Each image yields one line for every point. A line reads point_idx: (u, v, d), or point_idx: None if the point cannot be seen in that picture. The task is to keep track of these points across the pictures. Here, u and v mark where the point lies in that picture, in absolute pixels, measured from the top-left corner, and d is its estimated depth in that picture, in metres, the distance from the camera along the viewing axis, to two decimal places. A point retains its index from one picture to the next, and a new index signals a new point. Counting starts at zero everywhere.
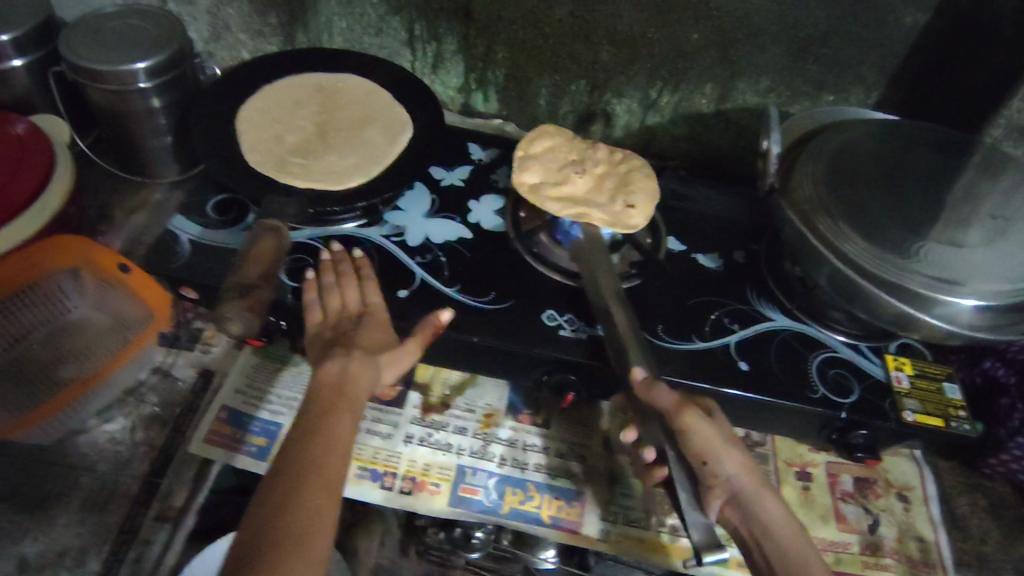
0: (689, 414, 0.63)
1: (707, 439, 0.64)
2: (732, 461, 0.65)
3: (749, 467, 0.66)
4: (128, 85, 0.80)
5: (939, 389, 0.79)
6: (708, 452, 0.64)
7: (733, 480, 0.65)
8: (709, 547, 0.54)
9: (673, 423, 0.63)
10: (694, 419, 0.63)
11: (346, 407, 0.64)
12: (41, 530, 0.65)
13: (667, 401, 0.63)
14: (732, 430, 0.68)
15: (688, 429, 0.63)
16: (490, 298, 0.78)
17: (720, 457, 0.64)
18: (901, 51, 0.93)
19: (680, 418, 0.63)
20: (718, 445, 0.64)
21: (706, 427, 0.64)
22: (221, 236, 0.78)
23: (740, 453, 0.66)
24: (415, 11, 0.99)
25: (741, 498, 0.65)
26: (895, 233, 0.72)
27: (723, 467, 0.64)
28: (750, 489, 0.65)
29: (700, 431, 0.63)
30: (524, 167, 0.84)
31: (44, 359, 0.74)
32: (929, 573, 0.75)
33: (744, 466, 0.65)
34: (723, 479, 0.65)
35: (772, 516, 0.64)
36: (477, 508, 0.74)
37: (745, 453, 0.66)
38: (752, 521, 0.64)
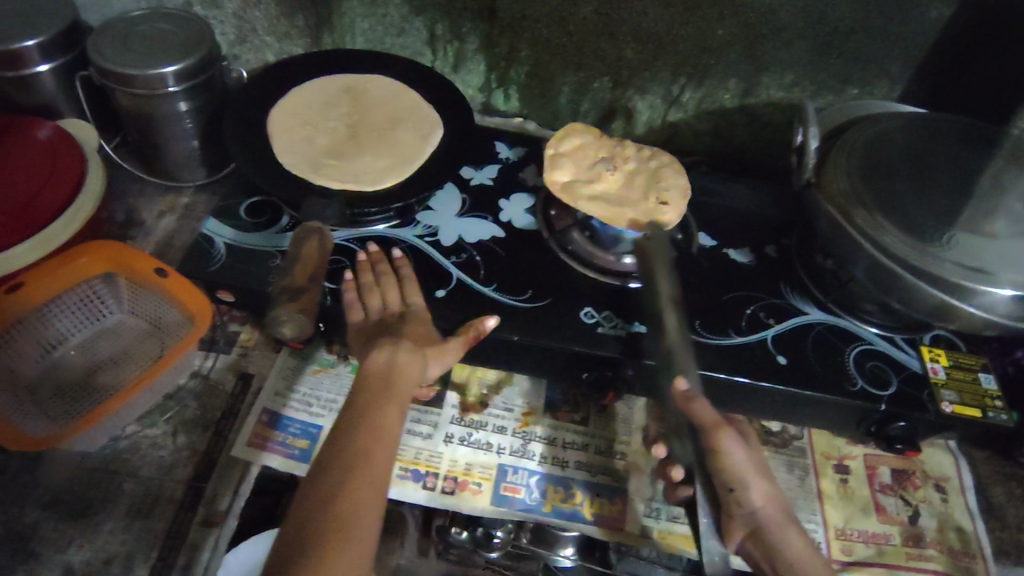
0: (726, 435, 0.65)
1: (738, 465, 0.66)
2: (758, 490, 0.67)
3: (774, 499, 0.68)
4: (158, 89, 0.80)
5: (974, 380, 0.79)
6: (736, 478, 0.66)
7: (758, 512, 0.66)
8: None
9: (709, 442, 0.66)
10: (730, 441, 0.65)
11: (395, 399, 0.64)
12: (87, 537, 0.65)
13: (706, 420, 0.66)
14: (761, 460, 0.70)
15: (722, 450, 0.65)
16: (528, 296, 0.78)
17: (749, 486, 0.66)
18: (927, 44, 0.93)
19: (717, 437, 0.65)
20: (749, 473, 0.66)
21: (739, 452, 0.66)
22: (257, 239, 0.78)
23: (767, 485, 0.68)
24: (438, 11, 0.98)
25: (763, 531, 0.66)
26: (931, 223, 0.71)
27: (751, 496, 0.66)
28: (772, 522, 0.66)
29: (734, 454, 0.65)
30: (557, 165, 0.85)
31: (83, 366, 0.75)
32: (971, 564, 0.76)
33: (769, 498, 0.67)
34: (748, 509, 0.66)
35: (794, 551, 0.65)
36: (521, 507, 0.74)
37: (771, 486, 0.68)
38: (772, 552, 0.65)
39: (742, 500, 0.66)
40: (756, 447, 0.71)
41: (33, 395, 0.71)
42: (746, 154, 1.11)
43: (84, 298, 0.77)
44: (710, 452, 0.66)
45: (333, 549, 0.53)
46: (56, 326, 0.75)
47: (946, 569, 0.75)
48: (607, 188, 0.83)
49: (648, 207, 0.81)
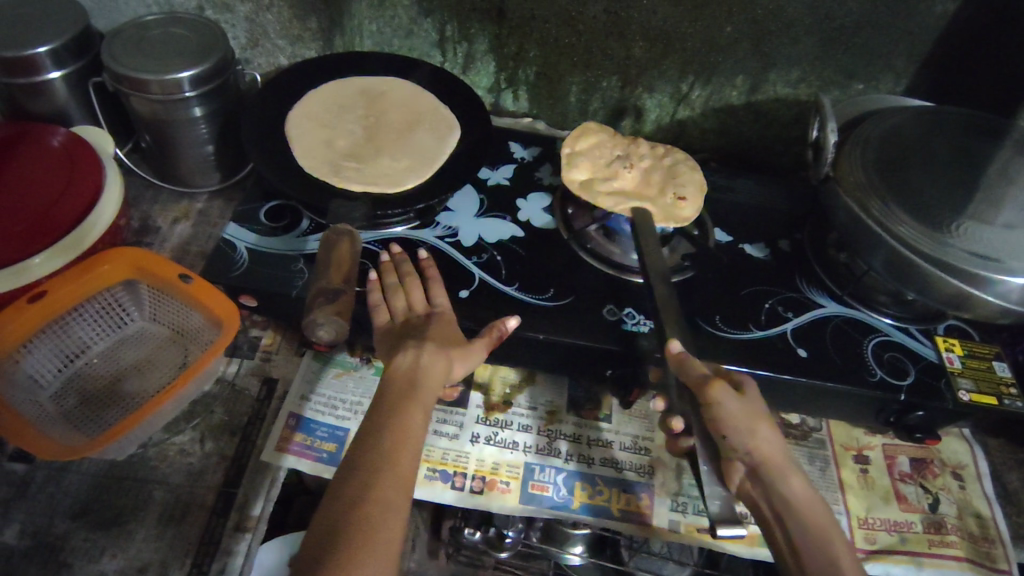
0: (716, 385, 0.62)
1: (732, 412, 0.62)
2: (757, 436, 0.63)
3: (775, 443, 0.64)
4: (173, 95, 0.79)
5: (990, 368, 0.80)
6: (729, 426, 0.62)
7: (756, 455, 0.62)
8: (725, 522, 0.57)
9: (699, 394, 0.62)
10: (720, 391, 0.62)
11: (417, 402, 0.64)
12: (119, 546, 0.64)
13: (695, 374, 0.63)
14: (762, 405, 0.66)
15: (712, 399, 0.62)
16: (549, 294, 0.78)
17: (745, 430, 0.62)
18: (932, 38, 0.94)
19: (706, 389, 0.62)
20: (745, 418, 0.63)
21: (732, 399, 0.63)
22: (277, 243, 0.78)
23: (767, 429, 0.64)
24: (447, 12, 0.99)
25: (764, 475, 0.62)
26: (948, 212, 0.72)
27: (747, 442, 0.62)
28: (774, 467, 0.62)
29: (726, 402, 0.62)
30: (573, 165, 0.87)
31: (107, 375, 0.74)
32: (991, 549, 0.77)
33: (771, 441, 0.63)
34: (744, 453, 0.62)
35: (796, 496, 0.62)
36: (549, 504, 0.75)
37: (772, 428, 0.64)
38: (775, 497, 0.61)
39: (738, 445, 0.62)
40: (752, 388, 0.66)
41: (59, 405, 0.71)
42: (753, 150, 1.12)
43: (106, 305, 0.76)
44: (704, 405, 0.62)
45: (359, 550, 0.53)
46: (78, 335, 0.75)
47: (968, 555, 0.76)
48: (624, 186, 0.86)
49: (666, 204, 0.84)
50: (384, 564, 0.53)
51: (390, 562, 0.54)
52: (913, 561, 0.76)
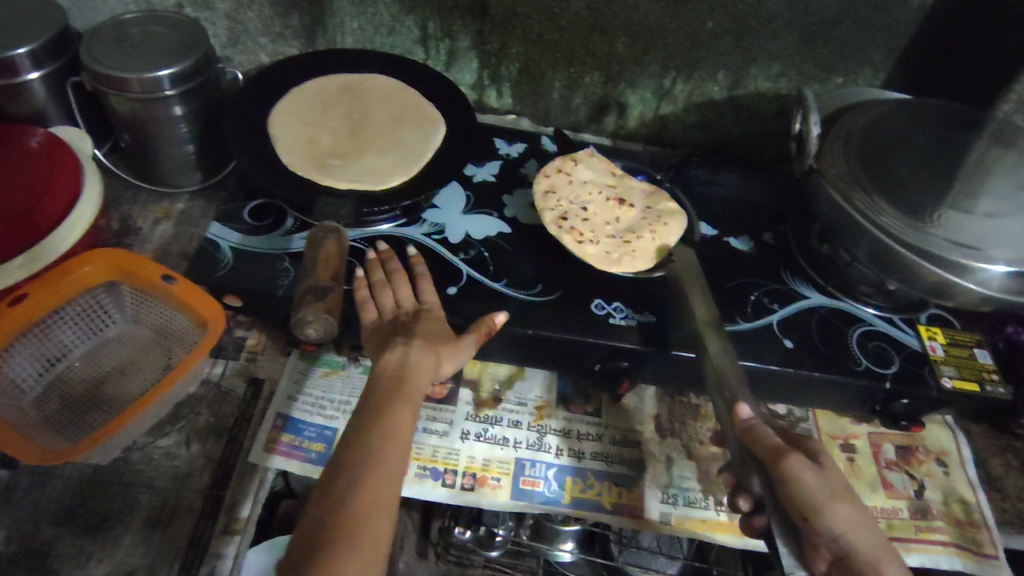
0: (791, 461, 0.57)
1: (813, 491, 0.57)
2: (840, 515, 0.57)
3: (858, 522, 0.58)
4: (153, 93, 0.78)
5: (971, 355, 0.81)
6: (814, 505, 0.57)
7: (843, 541, 0.57)
8: None
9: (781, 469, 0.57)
10: (797, 464, 0.57)
11: (405, 399, 0.63)
12: (106, 552, 0.63)
13: (768, 446, 0.58)
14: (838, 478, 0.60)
15: (798, 475, 0.57)
16: (537, 290, 0.78)
17: (826, 513, 0.57)
18: (907, 33, 0.95)
19: (781, 462, 0.57)
20: (827, 496, 0.57)
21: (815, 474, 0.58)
22: (260, 242, 0.78)
23: (849, 508, 0.58)
24: (429, 9, 0.98)
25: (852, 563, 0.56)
26: (929, 202, 0.72)
27: (832, 525, 0.57)
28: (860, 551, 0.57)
29: (808, 479, 0.57)
30: (552, 204, 0.84)
31: (88, 378, 0.73)
32: (976, 533, 0.78)
33: (854, 518, 0.58)
34: (829, 538, 0.57)
35: None
36: (540, 499, 0.75)
37: (852, 508, 0.59)
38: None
39: (823, 530, 0.57)
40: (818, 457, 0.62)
41: (41, 410, 0.69)
42: (737, 145, 1.12)
43: (88, 308, 0.75)
44: (778, 480, 0.57)
45: (345, 548, 0.52)
46: (59, 338, 0.73)
47: (954, 540, 0.77)
48: (605, 219, 0.84)
49: (648, 241, 0.82)
50: (370, 564, 0.52)
51: (375, 564, 0.53)
52: (902, 548, 0.76)
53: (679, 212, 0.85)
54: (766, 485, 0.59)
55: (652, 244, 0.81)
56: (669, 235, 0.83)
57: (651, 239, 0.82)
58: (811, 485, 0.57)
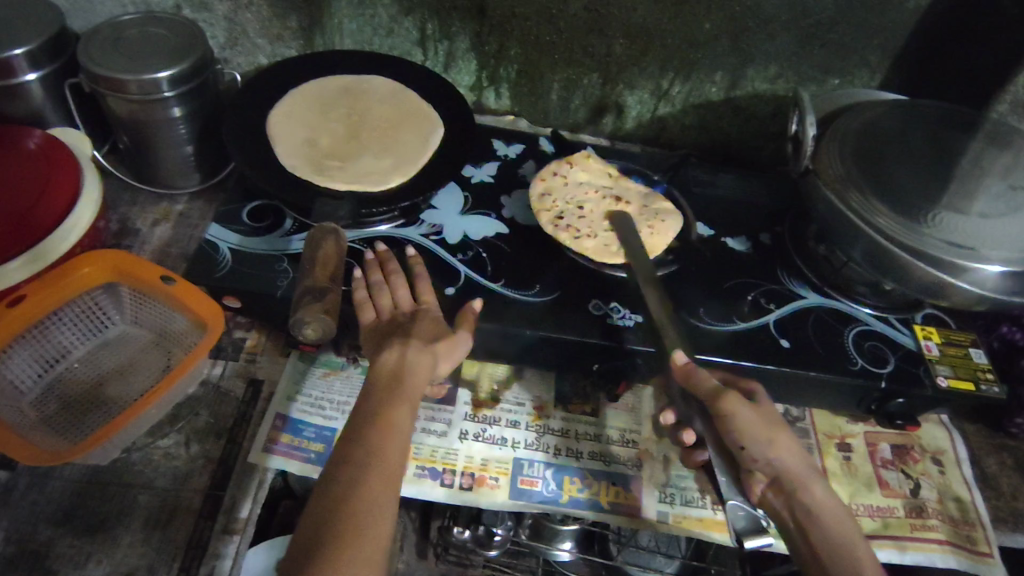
0: (729, 397, 0.62)
1: (749, 423, 0.63)
2: (777, 447, 0.65)
3: (793, 449, 0.66)
4: (152, 94, 0.78)
5: (966, 355, 0.81)
6: (747, 437, 0.63)
7: (776, 465, 0.65)
8: (751, 532, 0.60)
9: (713, 406, 0.63)
10: (733, 401, 0.62)
11: (404, 398, 0.63)
12: (105, 552, 0.64)
13: (708, 385, 0.63)
14: (775, 414, 0.67)
15: (729, 412, 0.62)
16: (535, 291, 0.78)
17: (762, 441, 0.64)
18: (903, 35, 0.95)
19: (719, 400, 0.62)
20: (761, 427, 0.64)
21: (748, 410, 0.63)
22: (259, 243, 0.78)
23: (784, 436, 0.66)
24: (427, 10, 0.98)
25: (783, 481, 0.65)
26: (924, 203, 0.73)
27: (766, 451, 0.65)
28: (795, 474, 0.65)
29: (743, 413, 0.63)
30: (547, 204, 0.85)
31: (88, 379, 0.73)
32: (971, 532, 0.78)
33: (789, 446, 0.66)
34: (764, 462, 0.65)
35: (819, 502, 0.64)
36: (538, 499, 0.75)
37: (789, 439, 0.66)
38: (796, 505, 0.65)
39: (759, 455, 0.65)
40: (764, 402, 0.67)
41: (40, 411, 0.70)
42: (734, 146, 1.13)
43: (86, 309, 0.75)
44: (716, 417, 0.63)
45: (345, 547, 0.52)
46: (59, 340, 0.74)
47: (949, 538, 0.78)
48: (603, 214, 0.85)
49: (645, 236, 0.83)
50: (370, 564, 0.53)
51: (376, 563, 0.53)
52: (897, 546, 0.77)
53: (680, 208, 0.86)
54: (709, 424, 0.65)
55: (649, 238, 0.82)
56: (666, 231, 0.83)
57: (648, 234, 0.83)
58: (745, 420, 0.63)
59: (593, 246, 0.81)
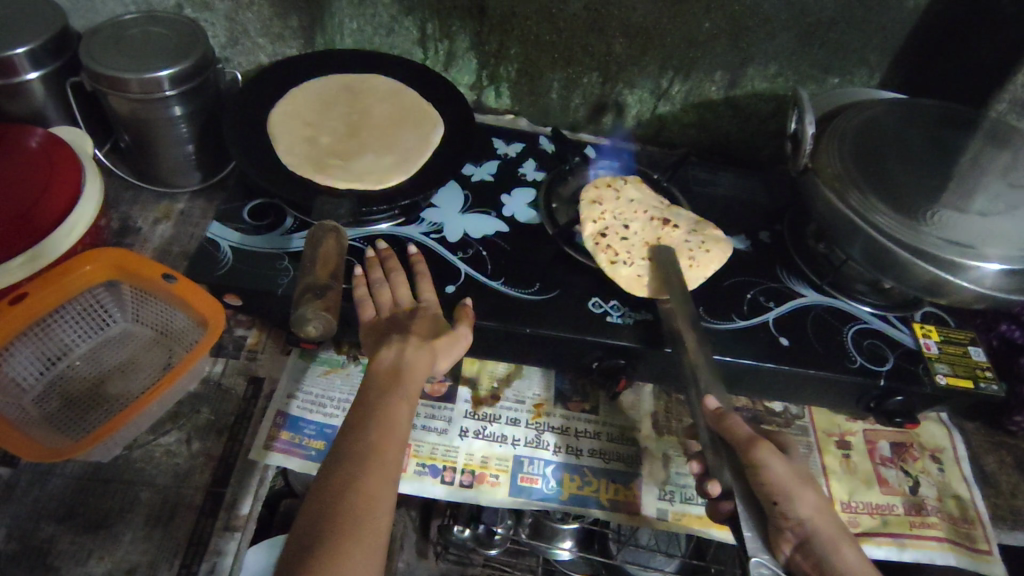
0: (763, 448, 0.58)
1: (784, 480, 0.59)
2: (805, 502, 0.60)
3: (820, 508, 0.61)
4: (153, 93, 0.78)
5: (965, 353, 0.81)
6: (779, 492, 0.59)
7: (808, 525, 0.60)
8: None
9: (744, 457, 0.58)
10: (769, 454, 0.58)
11: (403, 395, 0.63)
12: (107, 549, 0.64)
13: (740, 434, 0.58)
14: (806, 468, 0.63)
15: (763, 465, 0.58)
16: (535, 289, 0.79)
17: (797, 502, 0.59)
18: (903, 33, 0.96)
19: (753, 451, 0.58)
20: (796, 481, 0.59)
21: (781, 463, 0.59)
22: (260, 242, 0.78)
23: (813, 492, 0.61)
24: (427, 10, 0.99)
25: (812, 544, 0.60)
26: (923, 201, 0.73)
27: (798, 511, 0.60)
28: (824, 534, 0.60)
29: (778, 469, 0.58)
30: (596, 218, 0.81)
31: (90, 377, 0.74)
32: (970, 529, 0.79)
33: (819, 504, 0.61)
34: (795, 523, 0.60)
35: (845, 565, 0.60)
36: (538, 496, 0.75)
37: (817, 493, 0.62)
38: (824, 567, 0.59)
39: (792, 515, 0.60)
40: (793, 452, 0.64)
41: (42, 409, 0.70)
42: (734, 145, 1.13)
43: (88, 307, 0.76)
44: (749, 468, 0.58)
45: (344, 544, 0.52)
46: (61, 337, 0.74)
47: (948, 536, 0.78)
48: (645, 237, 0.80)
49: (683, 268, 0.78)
50: (370, 557, 0.53)
51: (376, 557, 0.53)
52: (897, 544, 0.77)
53: (725, 242, 0.80)
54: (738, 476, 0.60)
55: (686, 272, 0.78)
56: (706, 265, 0.78)
57: (688, 267, 0.78)
58: (779, 477, 0.58)
59: (626, 274, 0.77)
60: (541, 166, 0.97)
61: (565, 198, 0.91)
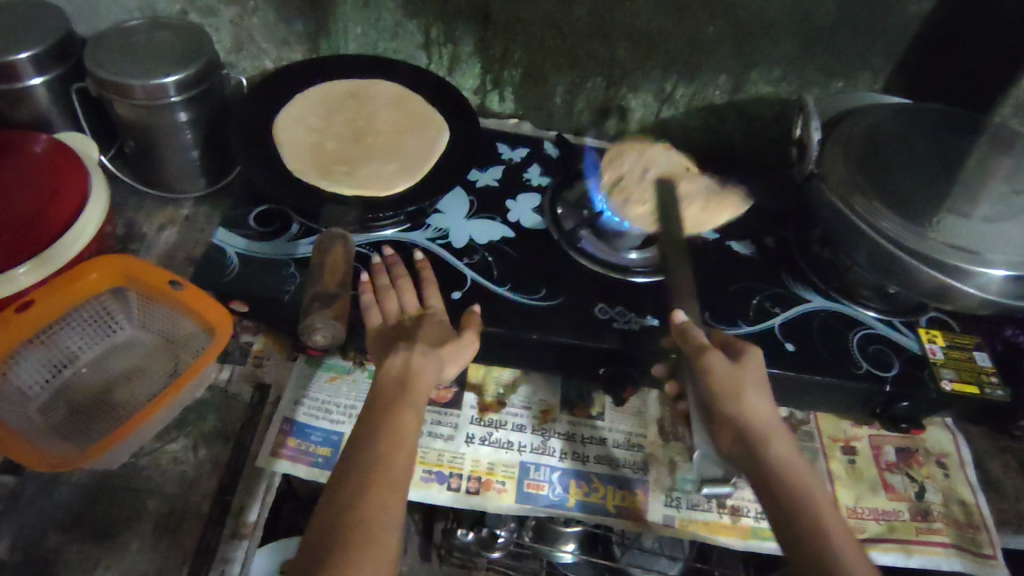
0: (710, 354, 0.65)
1: (725, 378, 0.64)
2: (748, 399, 0.63)
3: (765, 406, 0.63)
4: (158, 100, 0.78)
5: (970, 358, 0.82)
6: (720, 388, 0.63)
7: (744, 418, 0.62)
8: (710, 479, 0.67)
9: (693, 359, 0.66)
10: (714, 357, 0.65)
11: (410, 404, 0.63)
12: (114, 557, 0.64)
13: (693, 342, 0.67)
14: (759, 371, 0.66)
15: (706, 366, 0.64)
16: (541, 294, 0.79)
17: (729, 395, 0.63)
18: (907, 38, 0.96)
19: (700, 353, 0.65)
20: (736, 378, 0.64)
21: (727, 366, 0.64)
22: (266, 248, 0.78)
23: (759, 393, 0.64)
24: (432, 14, 0.99)
25: (743, 434, 0.62)
26: (928, 206, 0.73)
27: (738, 405, 0.63)
28: (762, 432, 0.62)
29: (721, 370, 0.64)
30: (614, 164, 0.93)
31: (95, 384, 0.74)
32: (975, 535, 0.79)
33: (762, 404, 0.63)
34: (733, 416, 0.62)
35: (781, 461, 0.61)
36: (545, 503, 0.75)
37: (766, 394, 0.64)
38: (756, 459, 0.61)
39: (725, 408, 0.63)
40: (750, 357, 0.67)
41: (48, 416, 0.70)
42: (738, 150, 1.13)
43: (95, 314, 0.76)
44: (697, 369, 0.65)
45: (354, 555, 0.52)
46: (67, 344, 0.74)
47: (953, 541, 0.78)
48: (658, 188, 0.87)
49: (697, 218, 0.84)
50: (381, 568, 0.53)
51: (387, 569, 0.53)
52: (902, 549, 0.77)
53: (741, 202, 0.85)
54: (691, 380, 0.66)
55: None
56: None
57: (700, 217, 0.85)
58: (725, 377, 0.64)
59: (641, 217, 0.84)
60: (546, 171, 0.97)
61: (571, 202, 0.91)
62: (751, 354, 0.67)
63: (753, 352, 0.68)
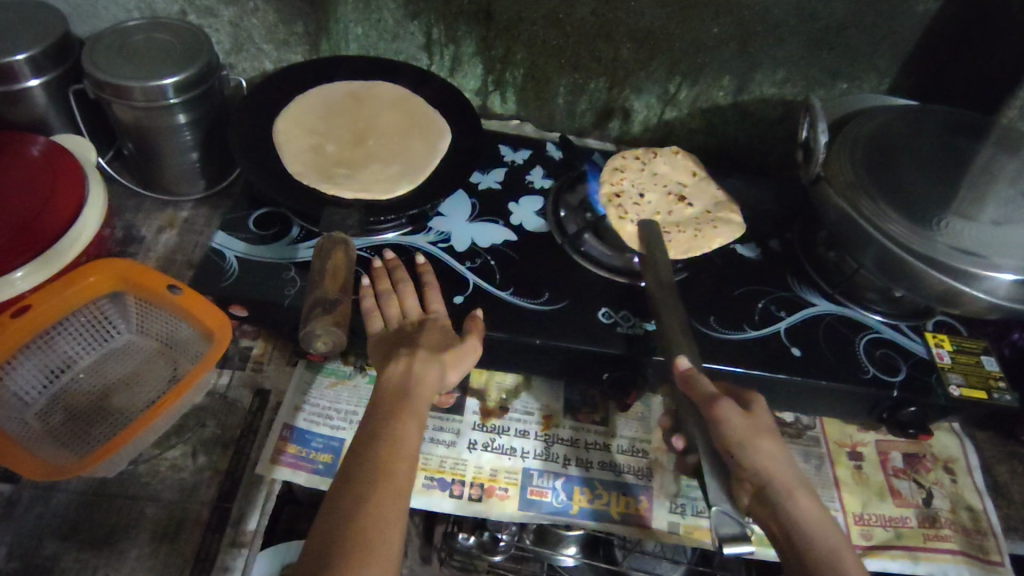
0: (722, 404, 0.62)
1: (739, 432, 0.61)
2: (763, 453, 0.61)
3: (780, 458, 0.62)
4: (157, 101, 0.77)
5: (979, 363, 0.80)
6: (735, 442, 0.61)
7: (762, 472, 0.61)
8: (732, 538, 0.54)
9: (706, 410, 0.62)
10: (726, 409, 0.62)
11: (412, 412, 0.62)
12: (112, 565, 0.63)
13: (702, 392, 0.63)
14: (770, 422, 0.64)
15: (719, 417, 0.62)
16: (544, 298, 0.78)
17: (746, 447, 0.61)
18: (913, 38, 0.95)
19: (712, 405, 0.62)
20: (750, 432, 0.62)
21: (739, 418, 0.62)
22: (266, 252, 0.77)
23: (772, 444, 0.62)
24: (434, 14, 0.98)
25: (764, 489, 0.60)
26: (935, 209, 0.72)
27: (752, 458, 0.61)
28: (782, 484, 0.60)
29: (734, 422, 0.62)
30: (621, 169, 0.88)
31: (93, 390, 0.73)
32: (983, 542, 0.78)
33: (777, 455, 0.62)
34: (750, 470, 0.61)
35: (804, 515, 0.60)
36: (548, 510, 0.74)
37: (780, 445, 0.63)
38: (781, 516, 0.59)
39: (746, 463, 0.61)
40: (760, 407, 0.66)
41: (44, 422, 0.69)
42: (741, 151, 1.12)
43: (92, 318, 0.75)
44: (709, 420, 0.62)
45: (354, 563, 0.51)
46: (64, 349, 0.73)
47: (962, 548, 0.77)
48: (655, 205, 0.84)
49: (687, 236, 0.81)
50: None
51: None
52: (910, 557, 0.76)
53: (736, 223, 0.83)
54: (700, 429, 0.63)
55: (691, 241, 0.80)
56: (711, 238, 0.81)
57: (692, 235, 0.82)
58: (738, 430, 0.62)
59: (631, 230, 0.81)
60: (549, 173, 0.96)
61: (574, 205, 0.90)
62: (759, 406, 0.66)
63: (759, 404, 0.66)
